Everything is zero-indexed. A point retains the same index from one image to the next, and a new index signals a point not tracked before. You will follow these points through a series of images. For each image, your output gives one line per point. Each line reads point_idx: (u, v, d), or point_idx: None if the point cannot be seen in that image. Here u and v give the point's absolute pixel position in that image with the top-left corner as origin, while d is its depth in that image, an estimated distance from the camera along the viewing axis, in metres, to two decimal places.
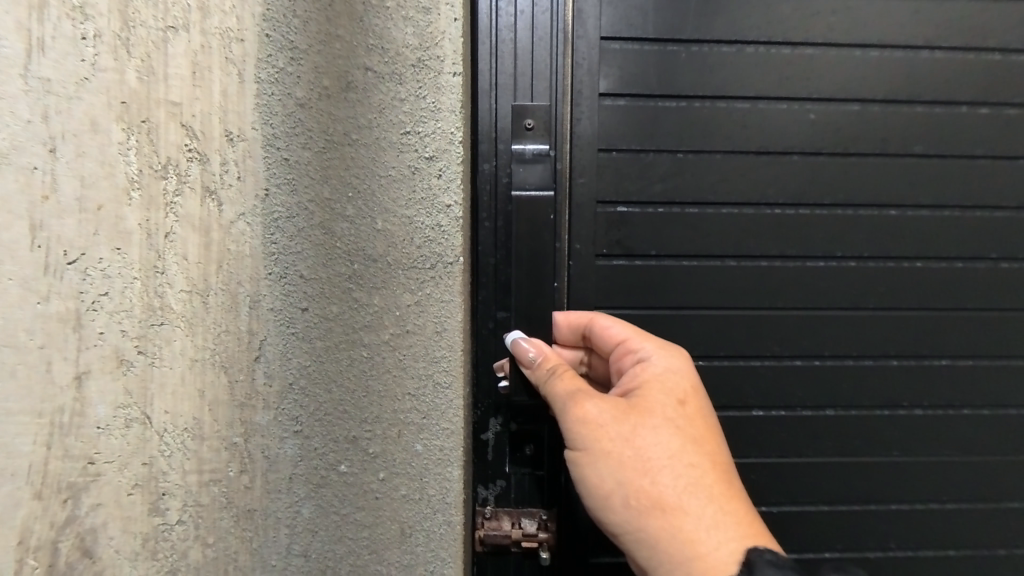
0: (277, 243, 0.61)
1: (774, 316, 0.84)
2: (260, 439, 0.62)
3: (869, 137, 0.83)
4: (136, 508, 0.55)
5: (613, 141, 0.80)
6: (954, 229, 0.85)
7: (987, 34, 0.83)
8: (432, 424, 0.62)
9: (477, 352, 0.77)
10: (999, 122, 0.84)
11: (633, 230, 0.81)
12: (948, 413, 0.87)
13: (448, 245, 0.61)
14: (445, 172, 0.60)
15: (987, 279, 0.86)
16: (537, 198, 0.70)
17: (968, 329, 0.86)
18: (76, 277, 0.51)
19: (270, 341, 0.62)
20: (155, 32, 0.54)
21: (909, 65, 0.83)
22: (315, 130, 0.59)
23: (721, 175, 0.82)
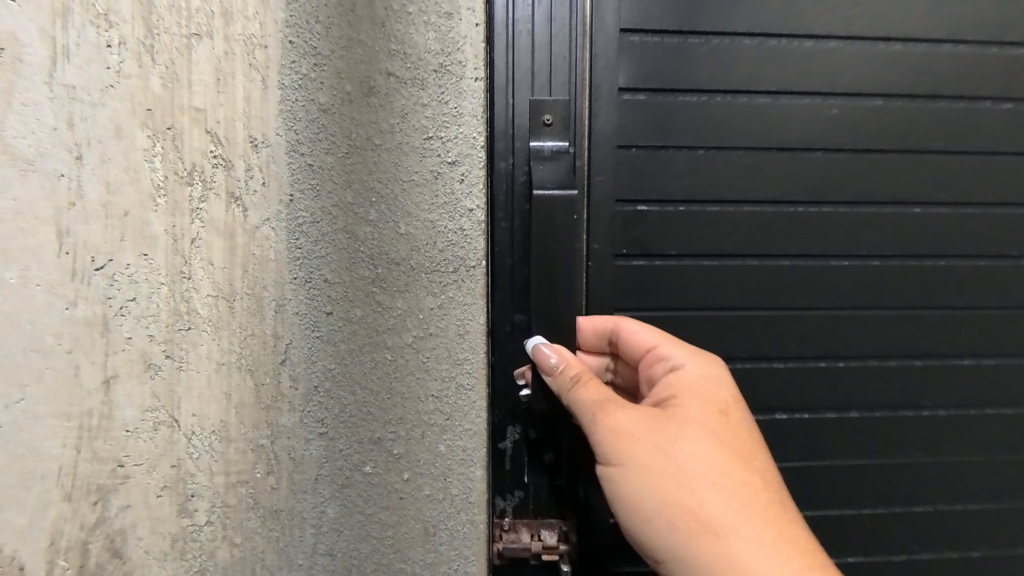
0: (301, 248, 0.62)
1: (788, 315, 0.85)
2: (285, 440, 0.63)
3: (881, 138, 0.84)
4: (165, 508, 0.56)
5: (630, 137, 0.80)
6: (965, 229, 0.86)
7: (995, 33, 0.83)
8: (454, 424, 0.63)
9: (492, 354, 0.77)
10: (1008, 121, 0.85)
11: (650, 229, 0.82)
12: (957, 408, 0.88)
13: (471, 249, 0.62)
14: (468, 177, 0.61)
15: (996, 278, 0.87)
16: (557, 196, 0.72)
17: (978, 327, 0.87)
18: (103, 281, 0.52)
19: (296, 344, 0.63)
20: (178, 38, 0.54)
21: (920, 65, 0.83)
22: (338, 135, 0.60)
23: (739, 172, 0.83)
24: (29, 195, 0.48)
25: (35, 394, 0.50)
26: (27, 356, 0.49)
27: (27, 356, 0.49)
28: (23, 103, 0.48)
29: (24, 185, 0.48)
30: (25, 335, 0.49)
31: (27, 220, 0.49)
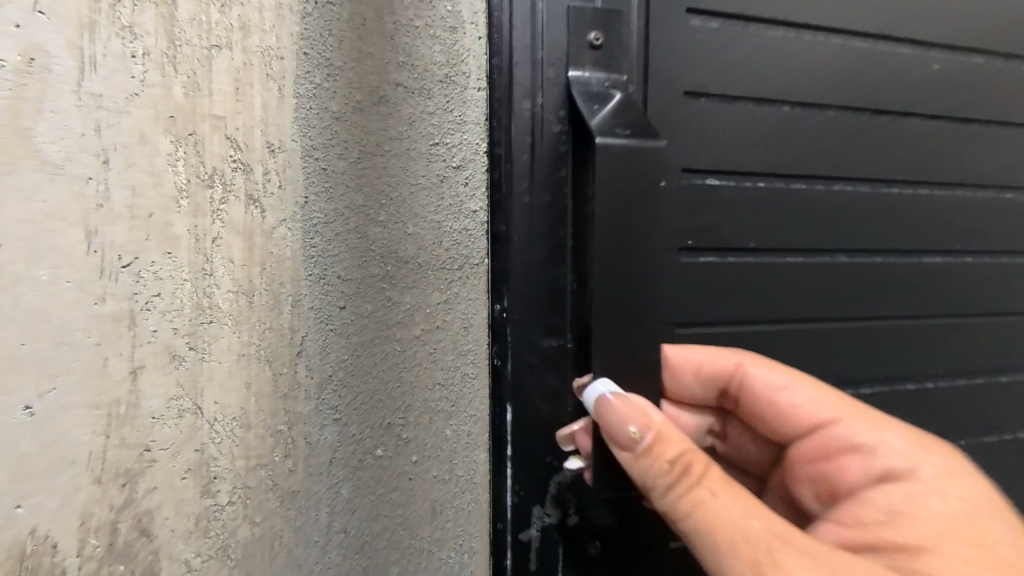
0: (315, 247, 0.72)
1: (734, 307, 1.00)
2: (302, 426, 0.71)
3: (792, 171, 1.03)
4: (188, 490, 0.58)
5: (702, 86, 0.94)
6: (844, 245, 1.09)
7: (858, 84, 1.07)
8: (455, 413, 0.78)
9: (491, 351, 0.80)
10: (867, 155, 1.10)
11: (720, 200, 0.98)
12: (847, 385, 1.09)
13: (476, 249, 0.77)
14: (470, 181, 0.76)
15: (865, 282, 1.10)
16: (644, 144, 0.76)
17: (854, 326, 1.10)
18: (129, 278, 0.52)
19: (310, 337, 0.71)
20: (199, 49, 0.58)
21: (815, 107, 1.05)
22: (350, 141, 0.72)
23: (807, 134, 1.04)
24: (57, 198, 0.47)
25: (64, 383, 0.47)
26: (56, 350, 0.47)
27: (54, 350, 0.47)
28: (51, 111, 0.46)
29: (54, 191, 0.46)
30: (52, 330, 0.46)
31: (53, 222, 0.46)
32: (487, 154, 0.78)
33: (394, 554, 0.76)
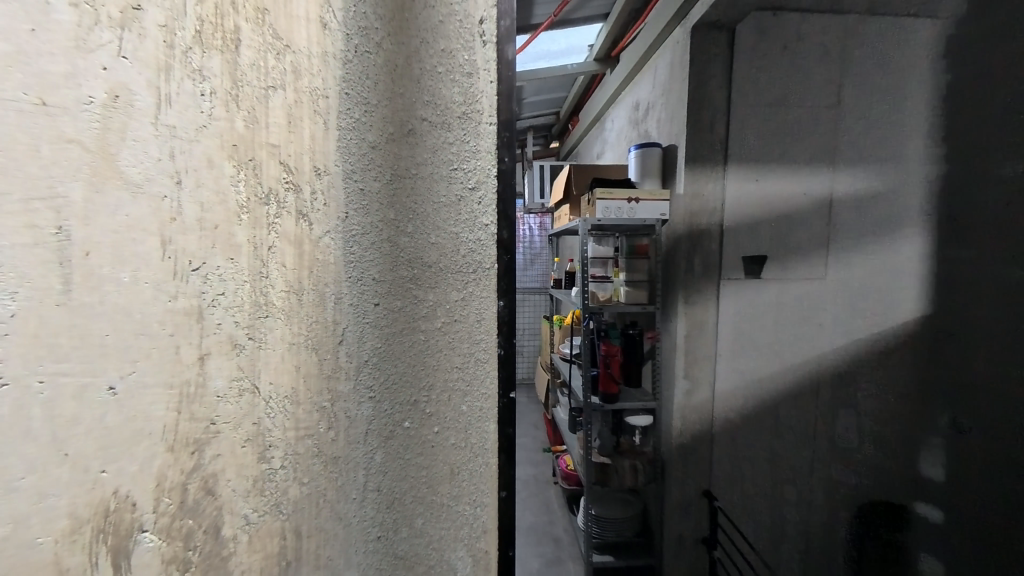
0: (353, 252, 0.81)
1: None
2: (342, 403, 0.82)
3: None
4: (248, 456, 0.74)
5: None
6: None
7: None
8: (469, 386, 0.91)
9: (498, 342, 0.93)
10: None
11: None
12: None
13: (486, 260, 0.90)
14: (483, 199, 0.89)
15: None
16: None
17: None
18: (197, 281, 0.68)
19: (350, 328, 0.82)
20: (257, 90, 0.72)
21: None
22: (384, 166, 0.82)
23: None
24: (139, 212, 0.62)
25: (134, 357, 0.63)
26: (139, 340, 0.63)
27: (136, 340, 0.63)
28: (137, 141, 0.62)
29: (137, 206, 0.62)
30: (133, 323, 0.62)
31: (137, 231, 0.62)
32: (495, 178, 0.91)
33: (421, 504, 0.90)
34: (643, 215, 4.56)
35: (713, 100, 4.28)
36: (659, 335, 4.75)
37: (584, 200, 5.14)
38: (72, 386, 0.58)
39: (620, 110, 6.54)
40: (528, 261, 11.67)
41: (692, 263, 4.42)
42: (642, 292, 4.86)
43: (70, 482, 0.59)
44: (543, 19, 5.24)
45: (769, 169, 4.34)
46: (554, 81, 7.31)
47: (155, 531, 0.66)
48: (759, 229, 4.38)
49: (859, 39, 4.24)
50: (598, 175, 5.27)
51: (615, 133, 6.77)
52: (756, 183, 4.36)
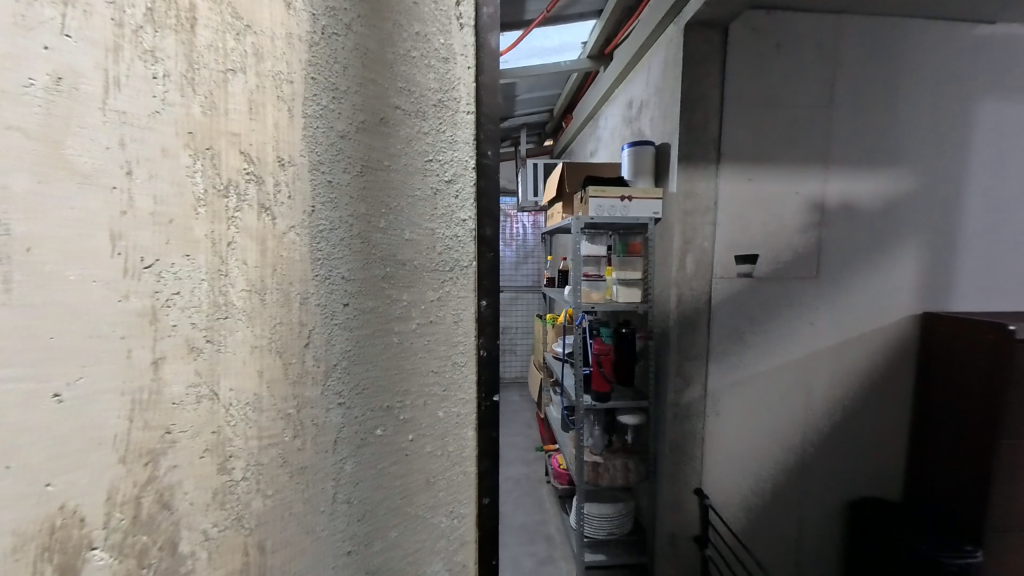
0: (323, 250, 0.78)
1: None
2: (309, 410, 0.78)
3: None
4: (208, 467, 0.68)
5: None
6: None
7: None
8: (447, 392, 0.95)
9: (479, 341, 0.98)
10: None
11: None
12: None
13: (464, 253, 0.94)
14: (460, 193, 0.92)
15: None
16: None
17: None
18: (152, 278, 0.62)
19: (319, 329, 0.79)
20: (216, 73, 0.67)
21: None
22: (355, 158, 0.81)
23: None
24: (87, 203, 0.57)
25: (85, 360, 0.58)
26: (89, 342, 0.58)
27: (84, 341, 0.57)
28: (84, 130, 0.57)
29: (84, 197, 0.57)
30: (81, 324, 0.57)
31: (85, 227, 0.57)
32: (473, 171, 0.94)
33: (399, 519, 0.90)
34: (636, 214, 4.62)
35: (707, 98, 4.27)
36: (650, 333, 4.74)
37: (577, 198, 5.12)
38: (19, 389, 0.53)
39: (613, 109, 6.53)
40: (521, 258, 11.68)
41: (685, 262, 4.41)
42: (634, 291, 4.85)
43: (18, 499, 0.53)
44: (536, 15, 5.20)
45: (761, 169, 4.35)
46: (547, 79, 7.28)
47: (107, 548, 0.60)
48: (751, 229, 4.40)
49: (844, 44, 4.33)
50: (591, 174, 5.28)
51: (608, 132, 6.76)
52: (749, 182, 4.36)
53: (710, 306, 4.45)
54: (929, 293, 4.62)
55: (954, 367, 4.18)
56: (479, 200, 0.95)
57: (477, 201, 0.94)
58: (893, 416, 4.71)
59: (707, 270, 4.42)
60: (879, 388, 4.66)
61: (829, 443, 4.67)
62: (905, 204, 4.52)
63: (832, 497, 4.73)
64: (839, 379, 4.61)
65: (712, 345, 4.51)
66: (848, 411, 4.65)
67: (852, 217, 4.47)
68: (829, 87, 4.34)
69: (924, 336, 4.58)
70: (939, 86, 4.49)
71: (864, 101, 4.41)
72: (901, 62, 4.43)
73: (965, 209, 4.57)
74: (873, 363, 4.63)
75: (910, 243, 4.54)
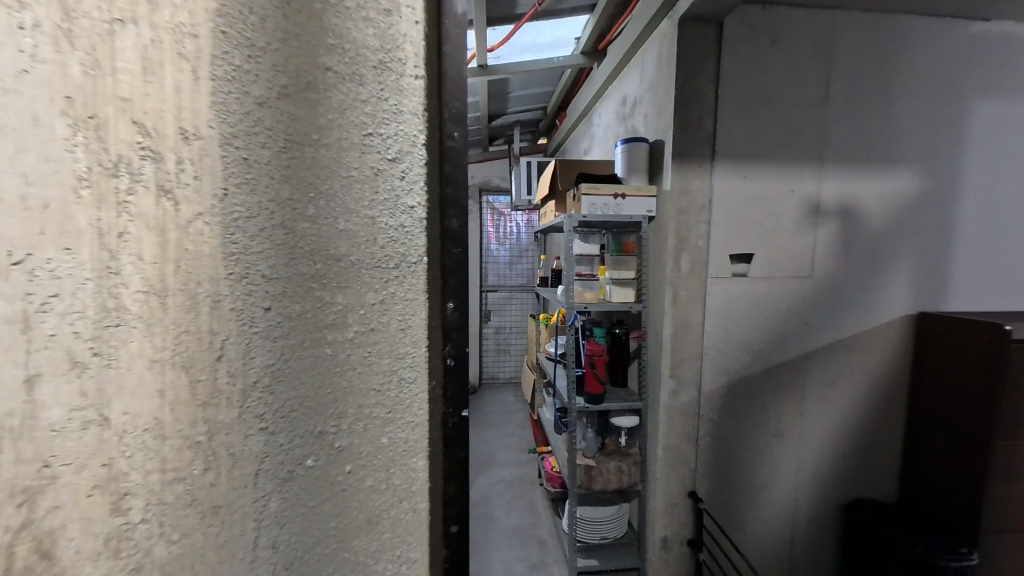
0: (236, 242, 0.65)
1: None
2: (223, 437, 0.65)
3: None
4: (98, 505, 0.56)
5: None
6: None
7: None
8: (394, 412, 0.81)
9: (444, 348, 0.88)
10: None
11: None
12: None
13: (413, 245, 0.81)
14: (406, 174, 0.79)
15: None
16: None
17: None
18: (21, 277, 0.51)
19: (233, 340, 0.65)
20: (99, 23, 0.55)
21: None
22: (276, 129, 0.67)
23: None
24: None
25: None
26: None
27: None
28: None
29: None
30: None
31: None
32: (421, 149, 0.81)
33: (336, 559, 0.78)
34: (630, 212, 4.52)
35: (702, 94, 4.17)
36: (644, 334, 4.68)
37: (570, 196, 5.01)
38: None
39: (607, 106, 6.43)
40: (514, 257, 11.60)
41: (679, 261, 4.31)
42: (628, 291, 4.76)
43: None
44: (528, 9, 5.09)
45: (755, 166, 4.27)
46: (541, 75, 7.16)
47: None
48: (746, 228, 4.31)
49: (840, 39, 4.26)
50: (583, 171, 5.17)
51: (602, 129, 6.66)
52: (743, 180, 4.28)
53: (705, 306, 4.36)
54: (924, 293, 4.55)
55: (950, 368, 4.11)
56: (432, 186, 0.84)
57: (436, 189, 0.84)
58: (888, 417, 4.65)
59: (701, 269, 4.33)
60: (874, 388, 4.60)
61: (824, 445, 4.60)
62: (901, 202, 4.45)
63: (826, 500, 4.67)
64: (834, 380, 4.55)
65: (707, 346, 4.42)
66: (843, 412, 4.58)
67: (848, 216, 4.40)
68: (826, 83, 4.26)
69: (919, 336, 4.51)
70: (935, 82, 4.42)
71: (860, 98, 4.33)
72: (897, 58, 4.35)
73: (961, 207, 4.50)
74: (868, 364, 4.57)
75: (905, 242, 4.47)
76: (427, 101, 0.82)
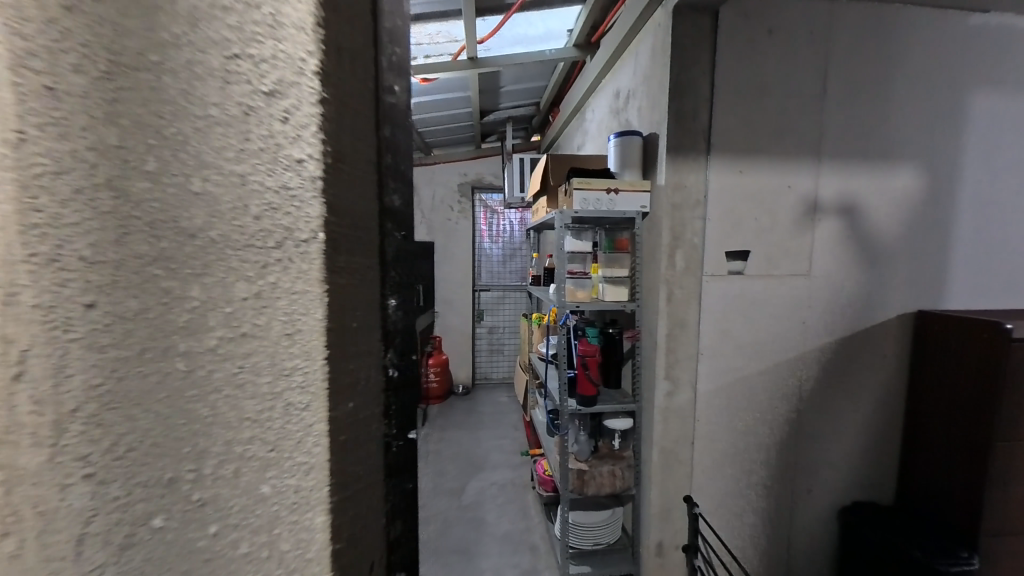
0: (44, 190, 0.58)
1: None
2: (27, 489, 0.60)
3: None
4: None
5: None
6: None
7: None
8: (272, 403, 0.69)
9: (385, 357, 0.85)
10: None
11: None
12: None
13: (303, 217, 0.68)
14: (291, 116, 0.67)
15: None
16: None
17: None
18: None
19: (34, 351, 0.59)
20: None
21: None
22: (105, 50, 0.60)
23: None
24: None
25: None
26: None
27: None
28: None
29: None
30: None
31: None
32: (316, 82, 0.68)
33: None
34: (623, 207, 4.39)
35: (697, 86, 4.03)
36: (638, 333, 4.55)
37: (561, 192, 4.87)
38: None
39: (601, 100, 6.28)
40: (507, 255, 11.44)
41: (674, 259, 4.17)
42: (621, 289, 4.63)
43: None
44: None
45: (751, 161, 4.13)
46: (534, 69, 6.99)
47: None
48: (742, 224, 4.18)
49: (839, 30, 4.13)
50: (576, 166, 5.01)
51: (596, 124, 6.51)
52: (739, 176, 4.14)
53: (701, 304, 4.21)
54: (922, 292, 4.45)
55: (949, 368, 3.99)
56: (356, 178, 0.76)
57: (372, 192, 0.80)
58: (887, 418, 4.53)
59: (696, 267, 4.19)
60: (872, 389, 4.48)
61: (822, 447, 4.48)
62: (899, 199, 4.33)
63: (823, 503, 4.56)
64: (832, 380, 4.43)
65: (702, 345, 4.27)
66: (841, 413, 4.47)
67: (845, 213, 4.28)
68: (823, 76, 4.13)
69: (918, 336, 4.40)
70: (935, 76, 4.30)
71: (857, 92, 4.22)
72: (896, 51, 4.23)
73: (960, 204, 4.39)
74: (865, 364, 4.45)
75: (903, 241, 4.36)
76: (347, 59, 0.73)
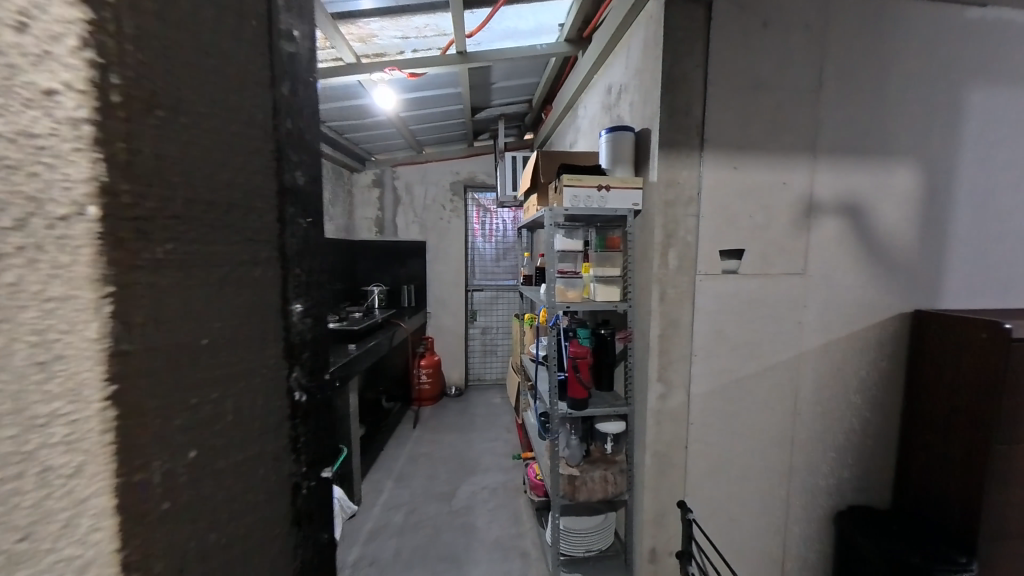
0: None
1: None
2: None
3: None
4: None
5: None
6: None
7: None
8: (0, 423, 0.53)
9: (291, 379, 0.92)
10: None
11: None
12: None
13: (57, 180, 0.54)
14: (31, 29, 0.53)
15: None
16: None
17: None
18: None
19: None
20: None
21: None
22: None
23: None
24: None
25: None
26: None
27: None
28: None
29: None
30: None
31: None
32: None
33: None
34: (615, 205, 4.24)
35: (691, 79, 3.89)
36: (631, 334, 4.38)
37: (552, 189, 4.73)
38: None
39: (593, 96, 6.14)
40: (500, 254, 11.30)
41: (667, 257, 4.04)
42: (613, 289, 4.48)
43: None
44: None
45: (745, 156, 4.01)
46: (526, 64, 6.83)
47: None
48: (737, 222, 4.06)
49: (835, 22, 4.02)
50: (567, 162, 4.87)
51: (587, 121, 6.38)
52: (733, 172, 4.02)
53: (695, 305, 4.09)
54: (918, 291, 4.35)
55: (946, 369, 3.89)
56: (243, 151, 0.79)
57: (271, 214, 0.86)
58: (883, 420, 4.43)
59: (690, 266, 4.06)
60: (868, 390, 4.38)
61: (817, 450, 4.38)
62: (896, 196, 4.23)
63: (818, 507, 4.45)
64: (827, 382, 4.33)
65: (696, 347, 4.14)
66: (836, 416, 4.37)
67: (841, 210, 4.17)
68: (818, 70, 4.02)
69: (914, 335, 4.30)
70: (933, 70, 4.20)
71: (853, 87, 4.11)
72: (893, 44, 4.12)
73: (958, 201, 4.30)
74: (861, 365, 4.35)
75: (899, 239, 4.26)
76: (184, 8, 0.70)
